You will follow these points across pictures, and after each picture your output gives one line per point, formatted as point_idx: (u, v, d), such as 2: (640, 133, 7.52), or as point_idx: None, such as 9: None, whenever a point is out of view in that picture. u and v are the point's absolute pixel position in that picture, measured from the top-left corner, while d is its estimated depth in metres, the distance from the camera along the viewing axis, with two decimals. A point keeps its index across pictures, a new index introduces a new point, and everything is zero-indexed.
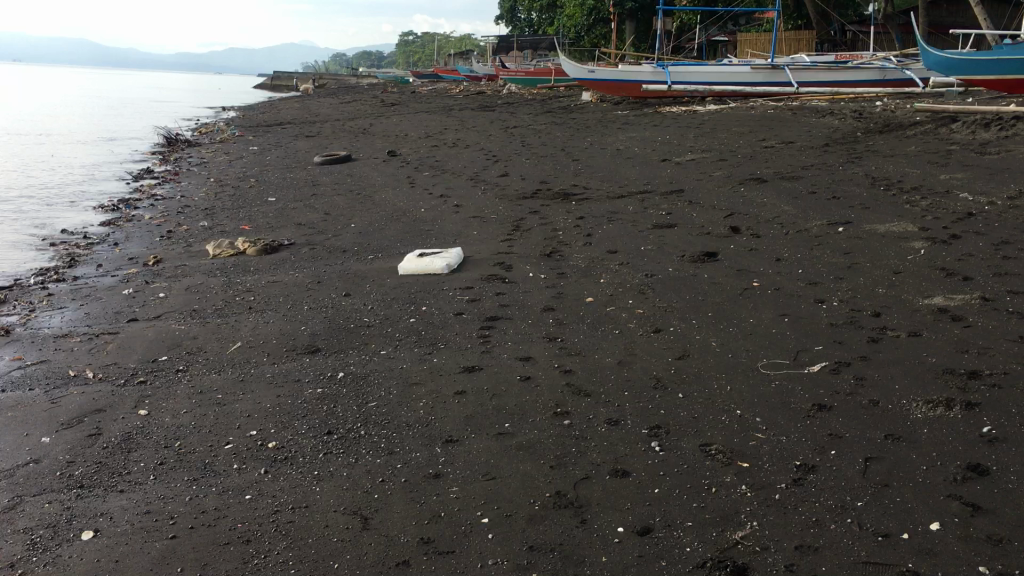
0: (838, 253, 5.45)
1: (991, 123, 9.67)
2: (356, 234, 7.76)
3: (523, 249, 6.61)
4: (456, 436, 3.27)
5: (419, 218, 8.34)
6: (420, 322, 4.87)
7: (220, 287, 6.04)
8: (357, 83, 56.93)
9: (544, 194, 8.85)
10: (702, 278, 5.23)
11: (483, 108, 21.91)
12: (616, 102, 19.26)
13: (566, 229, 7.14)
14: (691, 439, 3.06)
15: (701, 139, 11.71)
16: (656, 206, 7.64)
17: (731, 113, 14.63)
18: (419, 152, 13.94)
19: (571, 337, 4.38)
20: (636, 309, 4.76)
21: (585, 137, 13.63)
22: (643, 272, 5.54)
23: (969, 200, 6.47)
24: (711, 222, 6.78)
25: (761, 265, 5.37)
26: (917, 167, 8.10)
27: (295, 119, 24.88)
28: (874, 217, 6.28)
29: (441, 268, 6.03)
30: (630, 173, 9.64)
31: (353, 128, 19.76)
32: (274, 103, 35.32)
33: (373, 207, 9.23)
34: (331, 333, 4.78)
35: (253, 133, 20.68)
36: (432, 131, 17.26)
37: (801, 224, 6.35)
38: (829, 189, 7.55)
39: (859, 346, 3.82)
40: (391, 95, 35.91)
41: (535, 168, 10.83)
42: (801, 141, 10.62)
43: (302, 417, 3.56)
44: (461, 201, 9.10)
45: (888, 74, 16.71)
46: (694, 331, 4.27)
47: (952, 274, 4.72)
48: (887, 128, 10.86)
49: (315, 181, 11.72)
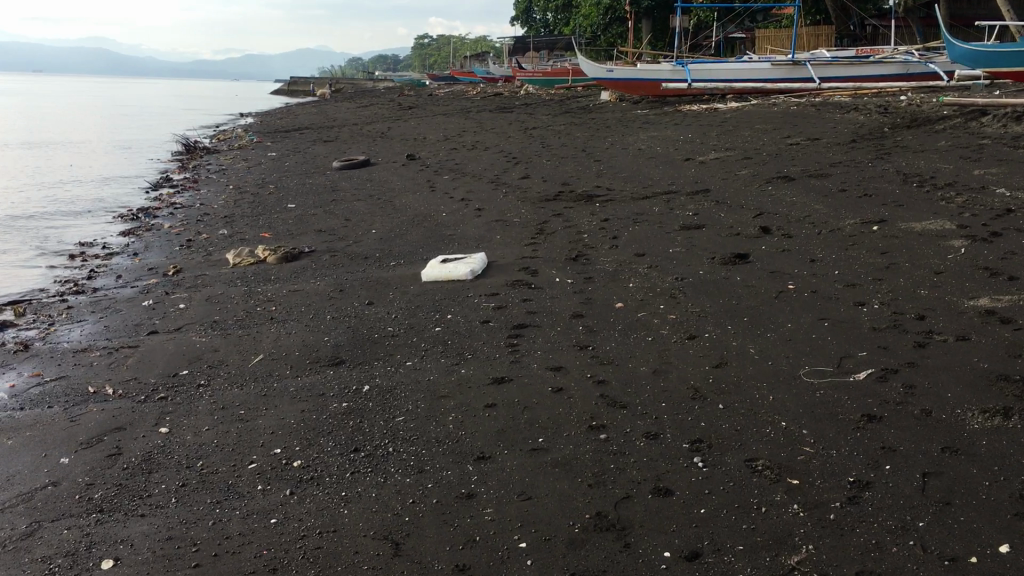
0: (874, 253, 5.28)
1: (1023, 116, 9.44)
2: (378, 240, 7.66)
3: (547, 253, 6.48)
4: (488, 453, 3.15)
5: (440, 223, 8.23)
6: (446, 331, 4.75)
7: (240, 297, 5.96)
8: (374, 87, 56.98)
9: (567, 196, 8.72)
10: (734, 281, 5.08)
11: (501, 110, 21.78)
12: (635, 101, 19.10)
13: (591, 232, 7.00)
14: (735, 454, 2.92)
15: (724, 137, 11.53)
16: (682, 207, 7.48)
17: (753, 110, 14.43)
18: (438, 155, 13.84)
19: (602, 345, 4.24)
20: (668, 314, 4.62)
21: (605, 136, 13.48)
22: (673, 275, 5.39)
23: (1006, 196, 6.28)
24: (739, 222, 6.63)
25: (794, 267, 5.21)
26: (949, 162, 7.91)
27: (312, 124, 24.86)
28: (909, 215, 6.09)
29: (465, 274, 5.91)
30: (653, 173, 9.49)
31: (370, 132, 19.70)
32: (292, 108, 35.37)
33: (393, 212, 9.14)
34: (355, 344, 4.69)
35: (271, 139, 20.67)
36: (450, 133, 17.17)
37: (833, 223, 6.18)
38: (859, 186, 7.37)
39: (905, 351, 3.66)
40: (408, 98, 35.87)
41: (556, 169, 10.70)
42: (827, 137, 10.43)
43: (327, 435, 3.46)
44: (482, 204, 8.98)
45: (911, 68, 16.45)
46: (731, 337, 4.13)
47: (996, 274, 4.54)
48: (915, 122, 10.65)
49: (334, 186, 11.64)
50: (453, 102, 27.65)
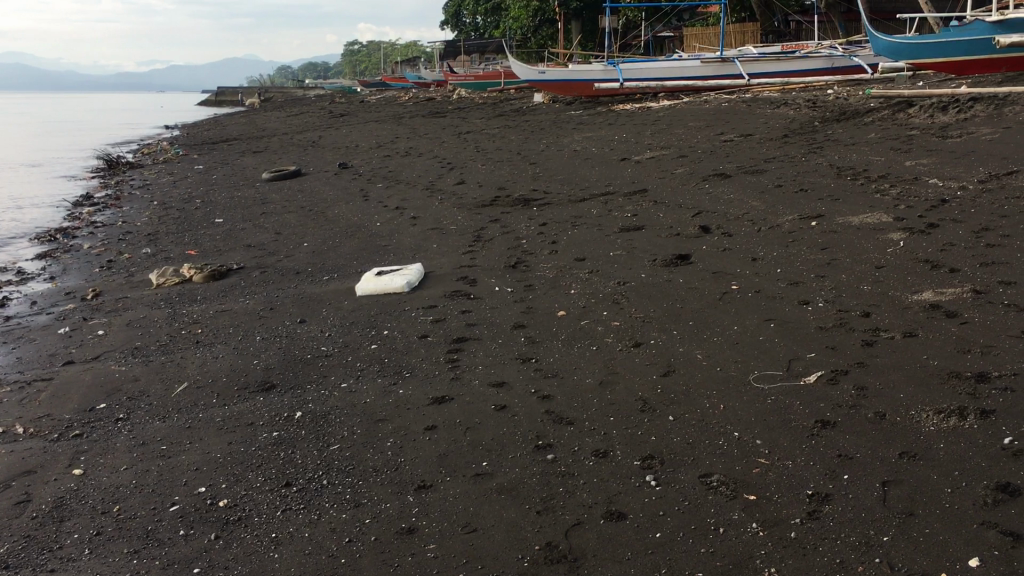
0: (815, 249, 5.21)
1: (949, 106, 9.55)
2: (309, 253, 7.42)
3: (485, 261, 6.33)
4: (429, 481, 2.98)
5: (374, 233, 8.02)
6: (382, 348, 4.57)
7: (164, 322, 5.70)
8: (304, 95, 56.26)
9: (503, 201, 8.57)
10: (676, 283, 4.98)
11: (433, 115, 21.57)
12: (568, 102, 19.08)
13: (529, 238, 6.86)
14: (689, 471, 2.79)
15: (658, 136, 11.50)
16: (620, 208, 7.39)
17: (684, 108, 14.46)
18: (371, 163, 13.60)
19: (545, 357, 4.09)
20: (611, 321, 4.48)
21: (539, 139, 13.39)
22: (614, 280, 5.27)
23: (939, 186, 6.28)
24: (677, 222, 6.54)
25: (736, 266, 5.12)
26: (881, 154, 7.94)
27: (242, 135, 24.37)
28: (845, 209, 6.06)
29: (401, 287, 5.73)
30: (589, 175, 9.39)
31: (301, 142, 19.35)
32: (220, 119, 34.70)
33: (326, 223, 8.90)
34: (285, 366, 4.49)
35: (198, 152, 20.19)
36: (383, 140, 16.94)
37: (772, 220, 6.11)
38: (794, 182, 7.35)
39: (854, 350, 3.57)
40: (339, 105, 35.45)
41: (491, 173, 10.55)
42: (759, 133, 10.45)
43: (255, 469, 3.29)
44: (416, 212, 8.79)
45: (836, 62, 16.60)
46: (676, 343, 4.01)
47: (937, 265, 4.49)
48: (845, 115, 10.72)
49: (264, 198, 11.34)
50: (385, 108, 27.38)
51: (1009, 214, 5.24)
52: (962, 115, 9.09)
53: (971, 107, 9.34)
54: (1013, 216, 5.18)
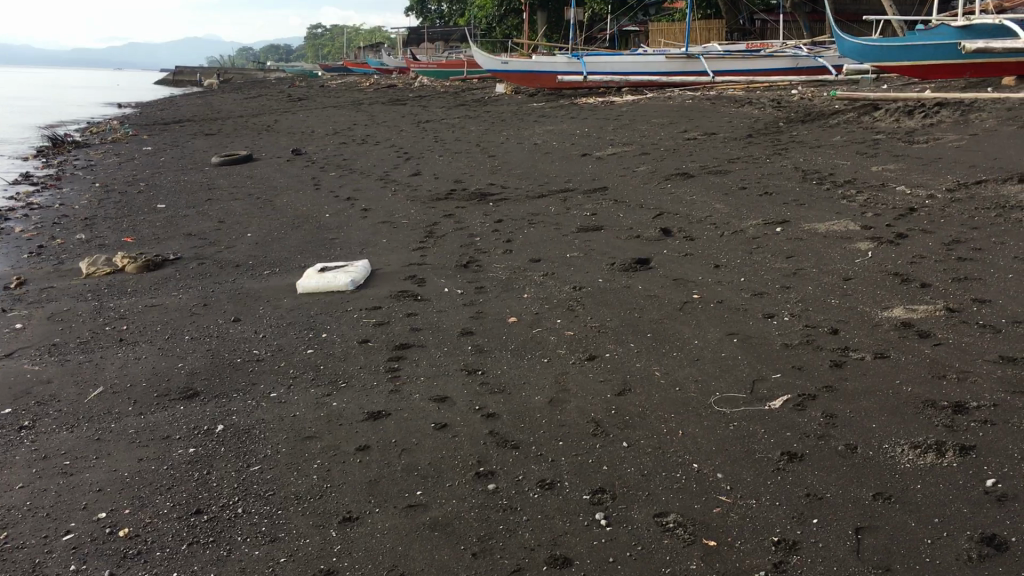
0: (780, 257, 4.98)
1: (915, 110, 9.41)
2: (252, 245, 7.06)
3: (436, 259, 6.02)
4: (356, 511, 2.68)
5: (322, 225, 7.67)
6: (318, 353, 4.25)
7: (88, 316, 5.32)
8: (264, 77, 55.30)
9: (459, 195, 8.27)
10: (635, 290, 4.72)
11: (393, 103, 21.14)
12: (530, 93, 18.80)
13: (483, 235, 6.56)
14: (643, 508, 2.52)
15: (620, 132, 11.25)
16: (579, 207, 7.12)
17: (648, 103, 14.25)
18: (326, 150, 13.19)
19: (492, 369, 3.80)
20: (564, 330, 4.21)
21: (500, 131, 13.09)
22: (569, 285, 5.00)
23: (907, 194, 6.10)
24: (638, 223, 6.28)
25: (698, 274, 4.88)
26: (846, 158, 7.76)
27: (195, 116, 23.71)
28: (811, 215, 5.84)
29: (346, 285, 5.42)
30: (548, 170, 9.12)
31: (256, 125, 18.83)
32: (174, 99, 33.87)
33: (273, 213, 8.52)
34: (212, 371, 4.15)
35: (149, 133, 19.56)
36: (340, 127, 16.52)
37: (736, 224, 5.88)
38: (758, 184, 7.13)
39: (823, 371, 3.33)
40: (298, 89, 34.79)
41: (448, 165, 10.24)
42: (723, 132, 10.25)
43: (165, 492, 2.95)
44: (368, 203, 8.45)
45: (800, 62, 16.32)
46: (633, 357, 3.74)
47: (907, 279, 4.28)
48: (810, 117, 10.56)
49: (211, 184, 10.91)
50: (344, 94, 26.87)
51: (980, 226, 5.05)
52: (928, 121, 8.95)
53: (937, 112, 9.22)
54: (984, 228, 5.00)
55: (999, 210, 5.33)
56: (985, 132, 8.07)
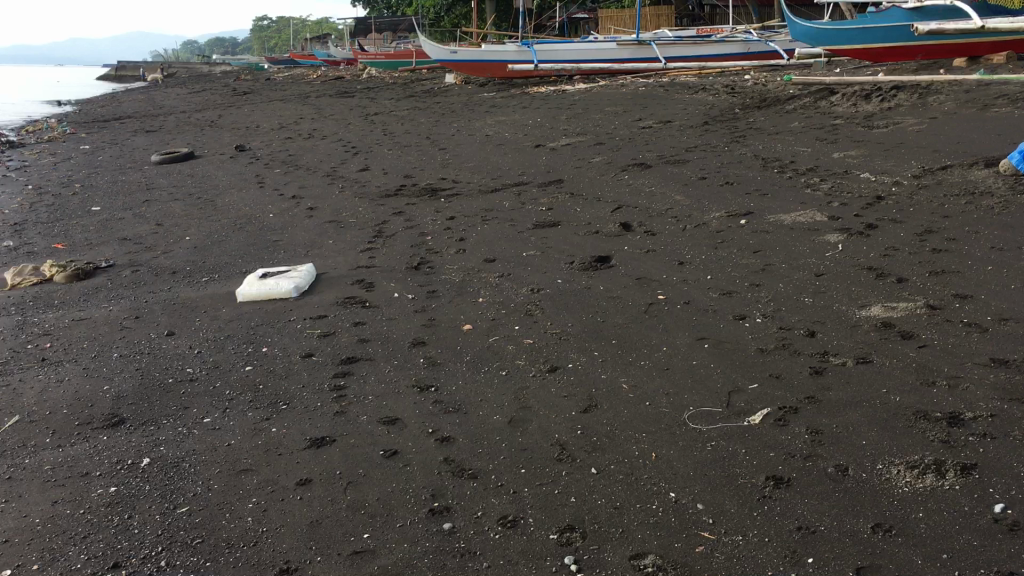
0: (747, 252, 4.75)
1: (872, 94, 9.27)
2: (191, 249, 6.67)
3: (385, 261, 5.70)
4: (295, 561, 2.38)
5: (266, 225, 7.30)
6: (258, 370, 3.92)
7: (9, 334, 4.92)
8: (210, 71, 54.21)
9: (410, 191, 7.94)
10: (596, 292, 4.46)
11: (341, 95, 20.68)
12: (481, 84, 18.46)
13: (434, 234, 6.26)
14: (618, 549, 2.26)
15: (573, 121, 10.99)
16: (534, 201, 6.84)
17: (601, 91, 14.01)
18: (271, 146, 12.77)
19: (447, 385, 3.51)
20: (524, 339, 3.93)
21: (451, 122, 12.75)
22: (526, 287, 4.72)
23: (872, 181, 5.91)
24: (596, 218, 6.02)
25: (662, 272, 4.63)
26: (806, 144, 7.58)
27: (136, 112, 23.02)
28: (775, 205, 5.63)
29: (289, 291, 5.09)
30: (501, 163, 8.82)
31: (199, 121, 18.28)
32: (115, 95, 32.95)
33: (214, 213, 8.13)
34: (140, 394, 3.80)
35: (87, 130, 18.91)
36: (286, 121, 16.05)
37: (698, 217, 5.65)
38: (718, 173, 6.91)
39: (803, 380, 3.09)
40: (244, 82, 34.07)
41: (398, 159, 9.90)
42: (679, 120, 10.04)
43: (80, 542, 2.62)
44: (314, 202, 8.09)
45: (752, 47, 16.33)
46: (597, 368, 3.47)
47: (882, 274, 4.06)
48: (765, 102, 10.39)
49: (151, 184, 10.45)
50: (291, 87, 26.29)
51: (951, 214, 4.86)
52: (885, 105, 8.81)
53: (894, 96, 9.08)
54: (955, 217, 4.81)
55: (969, 197, 5.14)
56: (944, 115, 7.93)
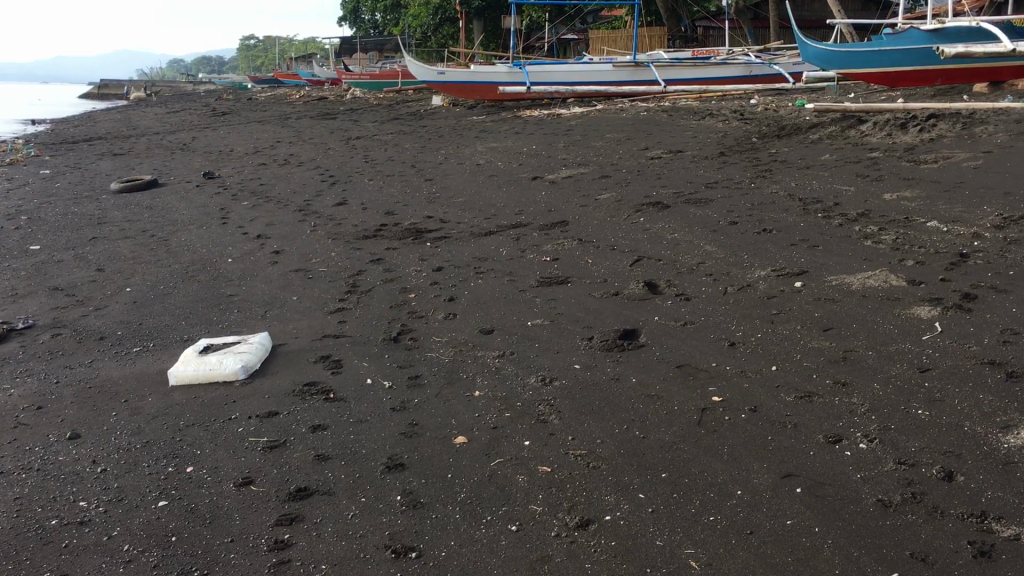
0: (815, 331, 3.75)
1: (907, 123, 8.32)
2: (130, 306, 5.60)
3: (357, 327, 4.66)
4: None
5: (223, 274, 6.25)
6: (174, 510, 2.86)
7: None
8: (195, 90, 53.08)
9: (391, 232, 6.93)
10: (628, 388, 3.44)
11: (322, 117, 19.68)
12: (470, 106, 17.46)
13: (419, 290, 5.23)
14: None
15: (572, 150, 10.00)
16: (536, 248, 5.83)
17: (599, 116, 13.06)
18: (242, 173, 11.69)
19: (435, 547, 2.48)
20: (540, 464, 2.91)
21: (438, 149, 11.76)
22: (534, 376, 3.68)
23: (942, 232, 4.94)
24: (613, 274, 5.01)
25: (710, 359, 3.61)
26: (845, 182, 6.62)
27: (108, 134, 21.94)
28: (833, 263, 4.64)
29: (235, 372, 4.05)
30: (494, 198, 7.82)
31: (169, 144, 17.24)
32: (91, 114, 31.79)
33: (166, 256, 7.07)
34: (4, 546, 2.72)
35: (51, 152, 17.83)
36: (263, 145, 15.01)
37: (739, 276, 4.65)
38: (751, 217, 5.93)
39: (967, 572, 2.08)
40: (225, 102, 33.06)
41: (379, 192, 8.88)
42: (691, 149, 9.08)
43: None
44: (281, 243, 7.05)
45: (754, 69, 15.57)
46: (648, 525, 2.44)
47: (1015, 373, 3.07)
48: (784, 131, 9.44)
49: (102, 216, 9.38)
50: (272, 108, 25.30)
51: None
52: (925, 135, 7.88)
53: (934, 125, 8.13)
54: None
55: None
56: (999, 148, 6.99)
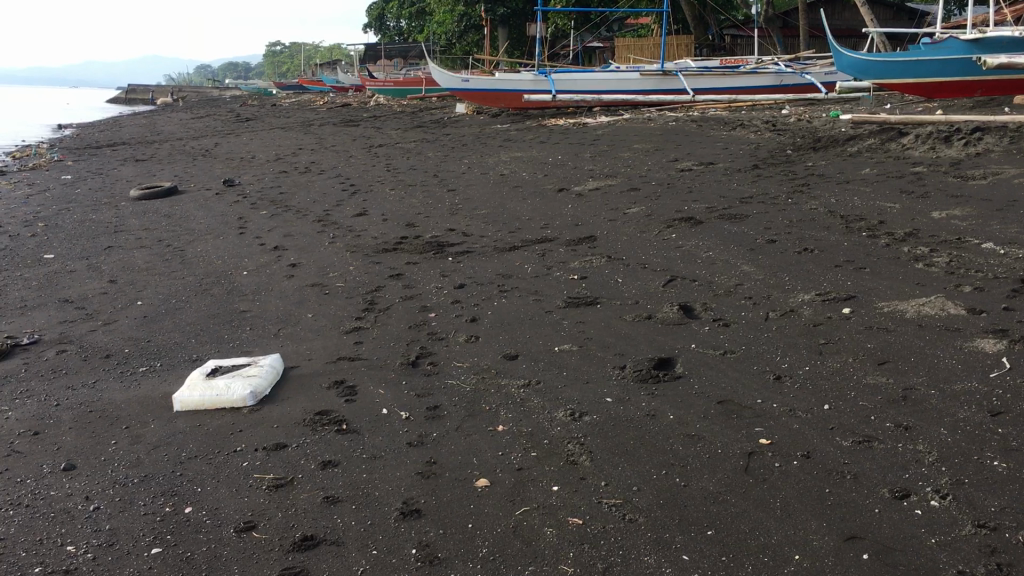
0: (868, 364, 3.46)
1: (951, 136, 7.99)
2: (139, 321, 5.37)
3: (373, 349, 4.40)
4: None
5: (237, 287, 6.02)
6: (168, 559, 2.60)
7: None
8: (220, 96, 53.23)
9: (412, 245, 6.68)
10: (666, 425, 3.15)
11: (345, 124, 19.50)
12: (494, 114, 17.22)
13: (440, 308, 4.97)
14: None
15: (599, 160, 9.72)
16: (562, 265, 5.55)
17: (626, 125, 12.77)
18: (262, 181, 11.49)
19: None
20: (572, 513, 2.63)
21: (461, 158, 11.51)
22: (564, 408, 3.41)
23: (999, 255, 4.63)
24: (645, 295, 4.73)
25: (754, 395, 3.32)
26: (888, 198, 6.32)
27: (131, 138, 21.85)
28: (883, 288, 4.34)
29: (242, 399, 3.79)
30: (519, 210, 7.55)
31: (191, 150, 17.09)
32: (116, 119, 31.80)
33: (180, 267, 6.85)
34: None
35: (74, 157, 17.74)
36: (285, 152, 14.81)
37: (781, 300, 4.35)
38: (790, 234, 5.63)
39: None
40: (248, 107, 32.99)
41: (401, 202, 8.65)
42: (724, 161, 8.79)
43: None
44: (299, 256, 6.81)
45: (785, 79, 15.24)
46: None
47: None
48: (820, 142, 9.13)
49: (119, 225, 9.19)
50: (295, 114, 25.16)
51: None
52: (970, 150, 7.56)
53: (979, 139, 7.81)
54: None
55: None
56: None
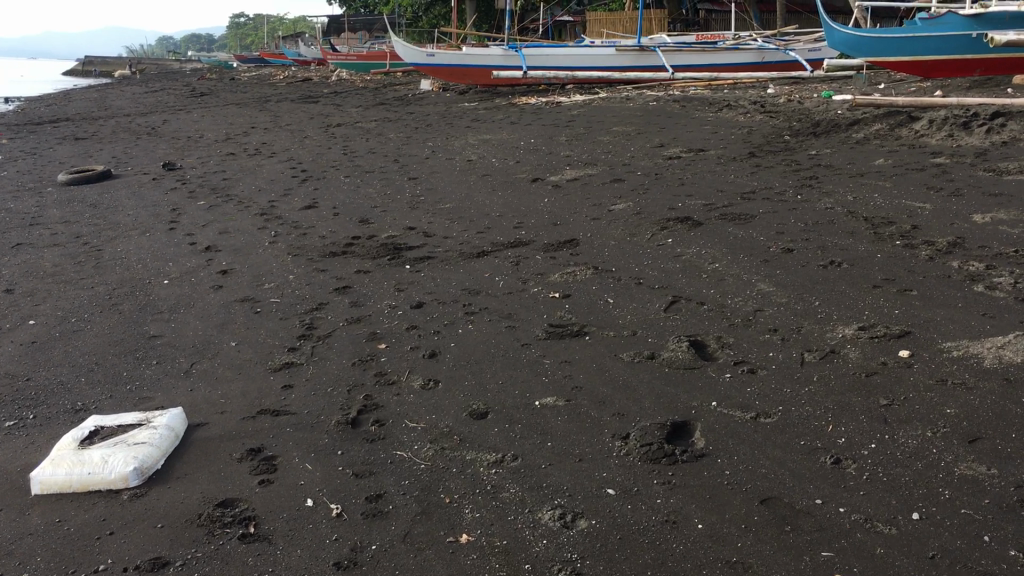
0: (958, 444, 2.58)
1: (969, 122, 7.17)
2: (25, 349, 4.39)
3: (305, 399, 3.47)
4: None
5: (154, 301, 5.06)
6: None
7: None
8: (177, 68, 51.59)
9: (364, 247, 5.76)
10: (697, 543, 2.26)
11: (304, 100, 18.45)
12: (461, 91, 16.20)
13: (392, 337, 4.04)
14: None
15: (576, 145, 8.79)
16: (540, 279, 4.65)
17: (602, 105, 11.86)
18: (206, 164, 10.46)
19: None
20: None
21: (425, 139, 10.57)
22: (552, 505, 2.51)
23: None
24: (644, 324, 3.84)
25: (814, 491, 2.43)
26: (914, 196, 5.48)
27: (76, 114, 20.60)
28: (942, 321, 3.48)
29: (122, 479, 2.85)
30: (487, 205, 6.62)
31: (137, 127, 15.96)
32: (64, 93, 30.34)
33: (92, 273, 5.85)
34: None
35: (9, 134, 16.53)
36: (235, 131, 13.74)
37: (818, 337, 3.47)
38: (809, 240, 4.77)
39: None
40: (204, 81, 31.62)
41: (355, 192, 7.70)
42: (714, 147, 7.92)
43: None
44: (232, 259, 5.85)
45: (767, 56, 14.30)
46: None
47: None
48: (819, 126, 8.29)
49: (38, 216, 8.15)
50: (251, 89, 23.97)
51: None
52: (992, 138, 6.75)
53: (1001, 125, 7.00)
54: None
55: None
56: None
